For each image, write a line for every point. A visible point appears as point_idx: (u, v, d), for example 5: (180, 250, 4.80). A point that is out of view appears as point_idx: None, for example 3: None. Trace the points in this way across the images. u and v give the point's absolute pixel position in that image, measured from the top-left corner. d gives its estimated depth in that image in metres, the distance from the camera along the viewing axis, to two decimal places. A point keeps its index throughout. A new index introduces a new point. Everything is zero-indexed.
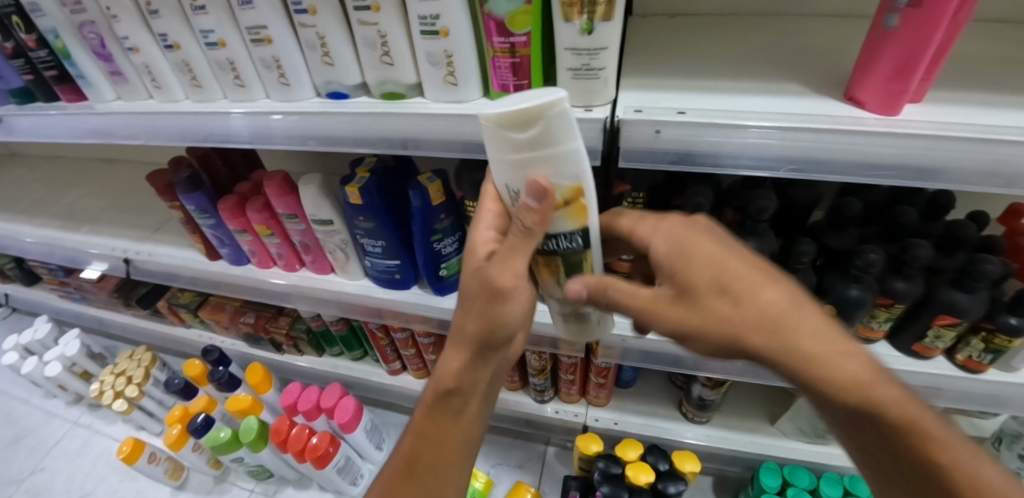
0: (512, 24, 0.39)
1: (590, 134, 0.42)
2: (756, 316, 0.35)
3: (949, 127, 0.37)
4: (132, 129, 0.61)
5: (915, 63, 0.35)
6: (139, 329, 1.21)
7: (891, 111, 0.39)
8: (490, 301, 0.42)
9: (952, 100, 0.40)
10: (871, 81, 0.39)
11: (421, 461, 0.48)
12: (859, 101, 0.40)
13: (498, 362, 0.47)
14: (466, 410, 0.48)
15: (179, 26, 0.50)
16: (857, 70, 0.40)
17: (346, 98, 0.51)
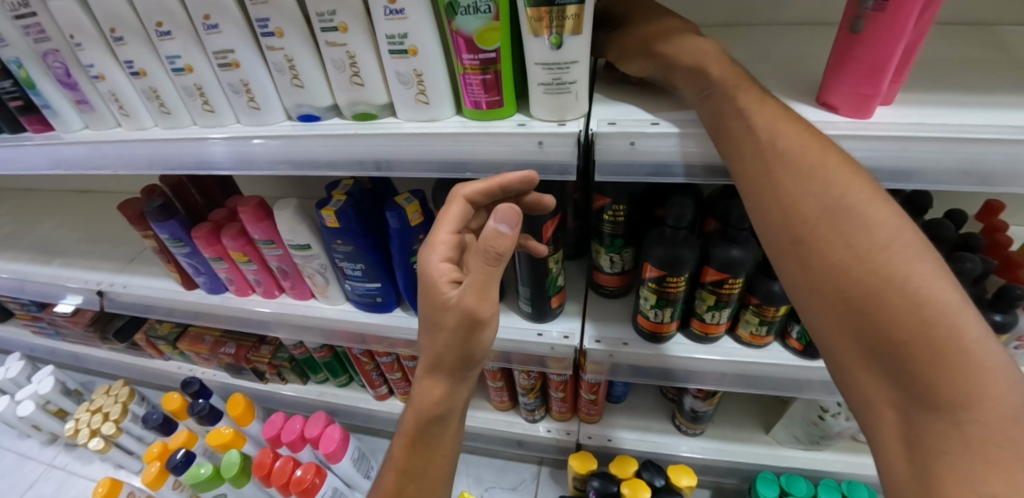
0: (481, 41, 0.38)
1: (565, 150, 0.41)
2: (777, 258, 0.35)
3: (923, 128, 0.37)
4: (101, 158, 0.59)
5: (884, 67, 0.36)
6: (116, 363, 1.17)
7: (863, 114, 0.39)
8: (467, 333, 0.41)
9: (923, 102, 0.40)
10: (842, 86, 0.39)
11: (406, 491, 0.48)
12: (832, 106, 0.41)
13: (475, 379, 0.48)
14: (447, 431, 0.49)
15: (145, 53, 0.49)
16: (828, 76, 0.40)
17: (317, 120, 0.50)
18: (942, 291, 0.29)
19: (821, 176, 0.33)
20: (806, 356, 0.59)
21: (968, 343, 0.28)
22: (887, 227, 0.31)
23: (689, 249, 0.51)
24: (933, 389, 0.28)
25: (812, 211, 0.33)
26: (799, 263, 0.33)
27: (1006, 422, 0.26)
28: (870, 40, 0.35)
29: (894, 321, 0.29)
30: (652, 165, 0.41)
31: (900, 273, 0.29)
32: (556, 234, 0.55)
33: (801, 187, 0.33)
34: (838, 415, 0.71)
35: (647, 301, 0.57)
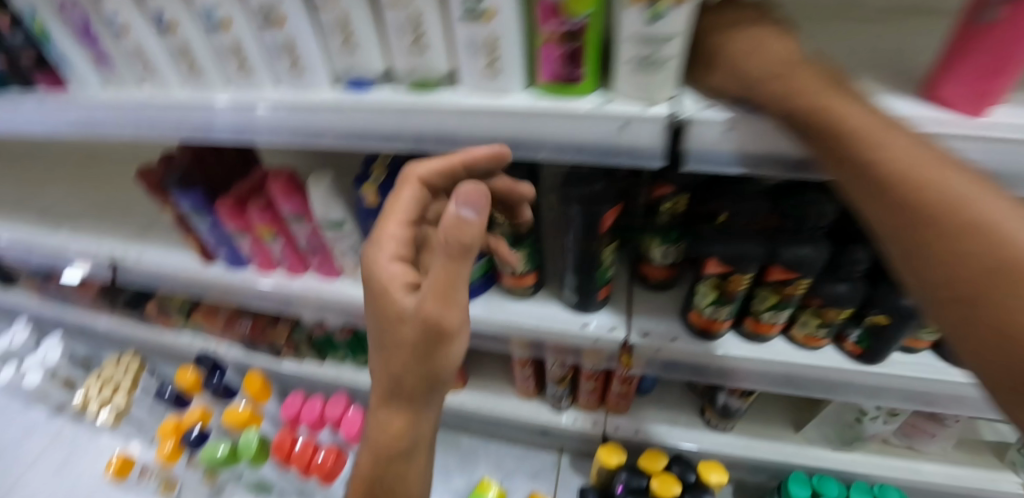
0: (571, 7, 0.34)
1: (651, 134, 0.37)
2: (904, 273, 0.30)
3: None
4: (124, 122, 0.55)
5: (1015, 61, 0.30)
6: (125, 333, 1.14)
7: (978, 112, 0.33)
8: (430, 348, 0.38)
9: None
10: (956, 79, 0.33)
11: None
12: (940, 101, 0.35)
13: (442, 402, 0.44)
14: (415, 465, 0.45)
15: (177, 5, 0.44)
16: (938, 66, 0.34)
17: (367, 88, 0.45)
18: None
19: (962, 215, 0.27)
20: (863, 359, 0.57)
21: None
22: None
23: (758, 245, 0.49)
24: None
25: (949, 258, 0.27)
26: (947, 314, 0.28)
27: None
28: (1010, 28, 0.29)
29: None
30: (747, 154, 0.37)
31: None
32: (614, 223, 0.52)
33: (929, 230, 0.28)
34: (877, 418, 0.71)
35: (705, 297, 0.54)
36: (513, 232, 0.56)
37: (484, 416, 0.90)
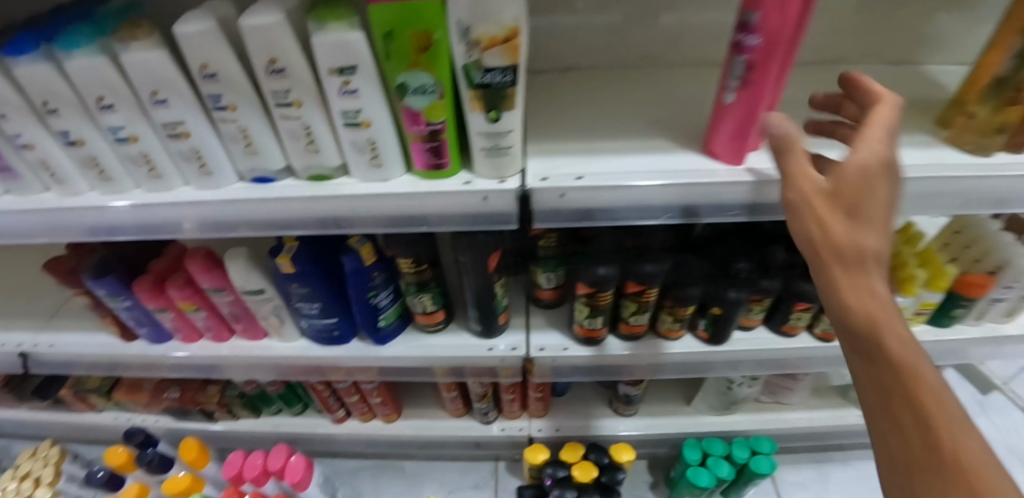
0: (429, 115, 0.44)
1: (506, 202, 0.49)
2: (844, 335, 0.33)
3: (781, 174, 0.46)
4: (31, 226, 0.57)
5: (748, 125, 0.47)
6: (34, 423, 1.08)
7: (737, 160, 0.50)
8: None
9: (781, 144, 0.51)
10: (721, 134, 0.49)
11: None
12: (715, 151, 0.51)
13: None
14: None
15: (84, 126, 0.49)
16: (710, 128, 0.51)
17: (272, 181, 0.53)
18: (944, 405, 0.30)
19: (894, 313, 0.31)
20: (712, 342, 0.72)
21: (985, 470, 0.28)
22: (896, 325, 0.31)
23: (612, 268, 0.61)
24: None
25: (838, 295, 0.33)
26: (866, 378, 0.33)
27: None
28: (741, 103, 0.46)
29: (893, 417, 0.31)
30: (580, 210, 0.49)
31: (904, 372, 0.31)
32: (500, 262, 0.62)
33: (829, 270, 0.33)
34: (742, 384, 0.88)
35: (582, 312, 0.65)
36: (419, 279, 0.62)
37: (425, 440, 0.97)
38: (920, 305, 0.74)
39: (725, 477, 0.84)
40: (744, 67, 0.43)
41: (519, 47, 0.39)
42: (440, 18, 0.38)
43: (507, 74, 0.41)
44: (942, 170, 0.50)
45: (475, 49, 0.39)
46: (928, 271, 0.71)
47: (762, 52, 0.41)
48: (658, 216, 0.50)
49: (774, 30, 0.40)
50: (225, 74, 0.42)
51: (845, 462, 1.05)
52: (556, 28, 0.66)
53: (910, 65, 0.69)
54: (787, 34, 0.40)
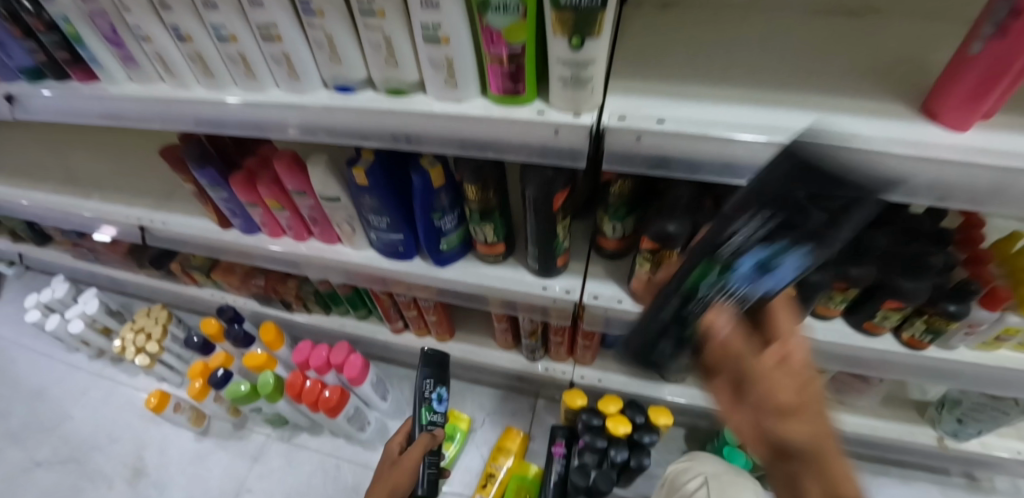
0: (510, 37, 0.43)
1: (577, 139, 0.47)
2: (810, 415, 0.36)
3: (900, 144, 0.43)
4: (154, 111, 0.67)
5: (1002, 74, 0.39)
6: (155, 288, 1.31)
7: (960, 127, 0.44)
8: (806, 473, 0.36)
9: (896, 113, 0.46)
10: (949, 98, 0.44)
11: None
12: (934, 116, 0.46)
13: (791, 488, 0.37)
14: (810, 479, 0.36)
15: (190, 20, 0.54)
16: (937, 87, 0.45)
17: (353, 91, 0.55)
18: (806, 390, 0.37)
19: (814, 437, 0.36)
20: None
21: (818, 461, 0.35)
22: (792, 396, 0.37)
23: (683, 226, 0.57)
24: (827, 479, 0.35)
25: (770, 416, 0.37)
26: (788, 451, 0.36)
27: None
28: (983, 62, 0.40)
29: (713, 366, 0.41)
30: (657, 157, 0.47)
31: (758, 361, 0.38)
32: (565, 203, 0.62)
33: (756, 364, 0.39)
34: (805, 376, 0.83)
35: (643, 268, 0.64)
36: (483, 207, 0.64)
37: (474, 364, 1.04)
38: None
39: (763, 463, 0.82)
40: (1008, 7, 0.37)
41: None
42: None
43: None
44: None
45: None
46: None
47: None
48: (740, 177, 0.45)
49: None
50: None
51: (904, 478, 0.98)
52: None
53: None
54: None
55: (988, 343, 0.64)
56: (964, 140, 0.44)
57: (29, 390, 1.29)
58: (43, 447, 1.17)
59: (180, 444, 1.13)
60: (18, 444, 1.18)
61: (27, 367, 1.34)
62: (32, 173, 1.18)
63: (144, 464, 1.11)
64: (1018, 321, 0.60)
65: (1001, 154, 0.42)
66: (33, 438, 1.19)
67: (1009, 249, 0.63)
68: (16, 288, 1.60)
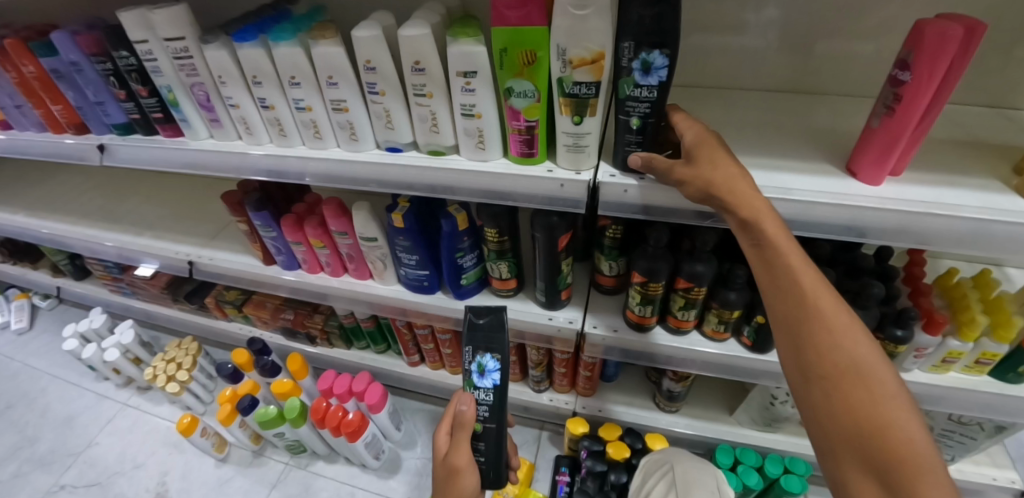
0: (527, 114, 0.57)
1: (579, 191, 0.60)
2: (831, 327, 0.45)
3: (823, 195, 0.58)
4: (227, 162, 0.80)
5: (895, 143, 0.55)
6: (186, 322, 1.41)
7: (874, 182, 0.59)
8: (848, 389, 0.43)
9: (824, 172, 0.62)
10: (864, 160, 0.59)
11: (847, 434, 0.42)
12: (855, 174, 0.61)
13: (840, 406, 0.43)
14: (850, 395, 0.43)
15: (276, 94, 0.69)
16: (855, 153, 0.61)
17: (400, 151, 0.69)
18: (855, 330, 0.45)
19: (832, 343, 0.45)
20: (754, 350, 0.77)
21: (866, 384, 0.43)
22: (840, 322, 0.46)
23: (666, 263, 0.69)
24: (860, 406, 0.42)
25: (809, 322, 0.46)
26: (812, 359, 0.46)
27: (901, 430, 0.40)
28: (883, 134, 0.55)
29: (779, 290, 0.48)
30: (641, 205, 0.60)
31: (815, 317, 0.46)
32: (568, 244, 0.74)
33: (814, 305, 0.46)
34: (786, 402, 0.89)
35: (635, 299, 0.75)
36: (499, 247, 0.76)
37: None
38: (981, 354, 0.72)
39: (753, 486, 0.88)
40: (894, 95, 0.53)
41: (604, 67, 0.52)
42: (544, 41, 0.51)
43: (592, 89, 0.53)
44: (982, 213, 0.53)
45: (568, 67, 0.52)
46: (993, 318, 0.69)
47: (913, 86, 0.50)
48: (706, 219, 0.59)
49: (925, 70, 0.49)
50: (380, 68, 0.60)
51: None
52: (694, 50, 0.80)
53: (990, 109, 0.74)
54: (939, 64, 0.48)
55: (938, 366, 0.75)
56: (872, 192, 0.58)
57: (58, 417, 1.35)
58: (69, 472, 1.23)
59: (202, 470, 1.19)
60: (45, 468, 1.24)
61: (57, 395, 1.41)
62: (87, 213, 1.31)
63: (165, 488, 1.16)
64: (958, 345, 0.71)
65: (897, 203, 0.56)
66: (59, 463, 1.25)
67: (950, 282, 0.76)
68: (47, 320, 1.69)
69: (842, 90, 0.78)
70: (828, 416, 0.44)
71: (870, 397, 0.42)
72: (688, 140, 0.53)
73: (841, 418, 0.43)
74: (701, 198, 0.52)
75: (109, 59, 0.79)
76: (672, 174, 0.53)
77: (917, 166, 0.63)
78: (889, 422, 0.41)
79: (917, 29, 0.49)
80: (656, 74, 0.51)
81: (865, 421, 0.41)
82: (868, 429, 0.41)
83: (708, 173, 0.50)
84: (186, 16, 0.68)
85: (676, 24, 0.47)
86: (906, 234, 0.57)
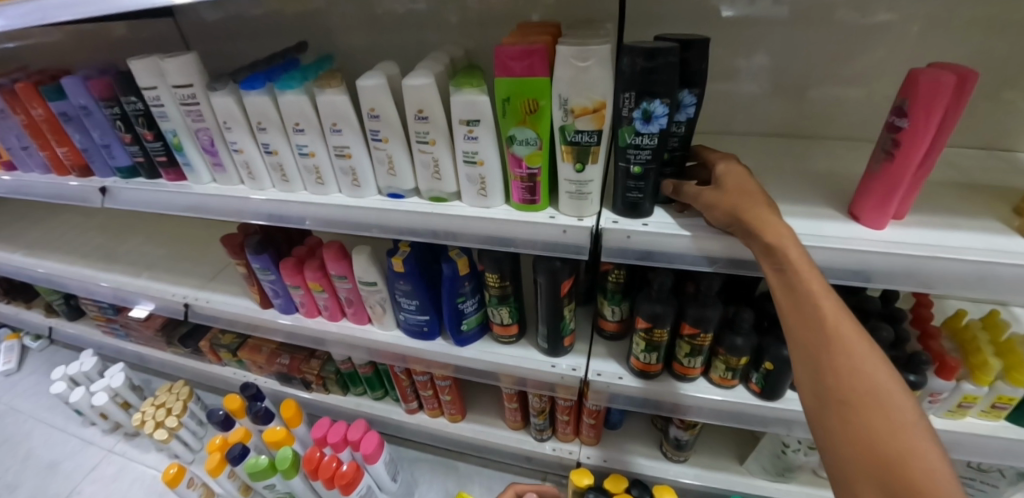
0: (530, 161, 0.58)
1: (581, 237, 0.60)
2: (848, 345, 0.42)
3: (828, 240, 0.58)
4: (228, 206, 0.80)
5: (896, 188, 0.55)
6: (178, 366, 1.37)
7: (878, 226, 0.59)
8: (872, 410, 0.39)
9: (825, 216, 0.62)
10: (865, 204, 0.59)
11: (866, 456, 0.38)
12: (857, 218, 0.60)
13: (856, 428, 0.39)
14: (870, 416, 0.39)
15: (280, 139, 0.70)
16: (856, 197, 0.60)
17: (402, 197, 0.69)
18: (876, 362, 0.41)
19: (852, 363, 0.41)
20: (764, 397, 0.74)
21: (894, 411, 0.39)
22: (862, 345, 0.42)
23: (670, 308, 0.68)
24: (876, 436, 0.38)
25: (827, 338, 0.43)
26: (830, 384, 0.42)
27: (927, 464, 0.36)
28: (882, 178, 0.56)
29: (797, 316, 0.46)
30: (642, 252, 0.60)
31: (832, 334, 0.43)
32: (571, 289, 0.72)
33: (817, 317, 0.44)
34: (799, 450, 0.85)
35: (639, 345, 0.73)
36: (501, 292, 0.75)
37: (484, 445, 1.08)
38: (997, 398, 0.69)
39: None
40: (893, 140, 0.54)
41: (605, 115, 0.52)
42: (546, 90, 0.52)
43: (594, 137, 0.53)
44: (989, 255, 0.53)
45: (570, 116, 0.52)
46: (1005, 361, 0.68)
47: (910, 131, 0.51)
48: (711, 264, 0.59)
49: (921, 115, 0.49)
50: (384, 115, 0.61)
51: None
52: None
53: (984, 151, 0.75)
54: (935, 111, 0.49)
55: (954, 411, 0.72)
56: (876, 236, 0.58)
57: (38, 465, 1.30)
58: None
59: None
60: None
61: (40, 441, 1.36)
62: (84, 253, 1.30)
63: None
64: (973, 389, 0.69)
65: (902, 247, 0.55)
66: None
67: (959, 324, 0.75)
68: (37, 360, 1.65)
69: (835, 135, 0.79)
70: (840, 439, 0.40)
71: (887, 425, 0.38)
72: (721, 173, 0.55)
73: (856, 446, 0.39)
74: (728, 223, 0.53)
75: (117, 104, 0.80)
76: (699, 200, 0.55)
77: (919, 209, 0.63)
78: (907, 442, 0.37)
79: (911, 77, 0.50)
80: (657, 122, 0.51)
81: (888, 452, 0.37)
82: (885, 459, 0.37)
83: (730, 201, 0.52)
84: (195, 64, 0.70)
85: (702, 70, 0.53)
86: (914, 278, 0.56)
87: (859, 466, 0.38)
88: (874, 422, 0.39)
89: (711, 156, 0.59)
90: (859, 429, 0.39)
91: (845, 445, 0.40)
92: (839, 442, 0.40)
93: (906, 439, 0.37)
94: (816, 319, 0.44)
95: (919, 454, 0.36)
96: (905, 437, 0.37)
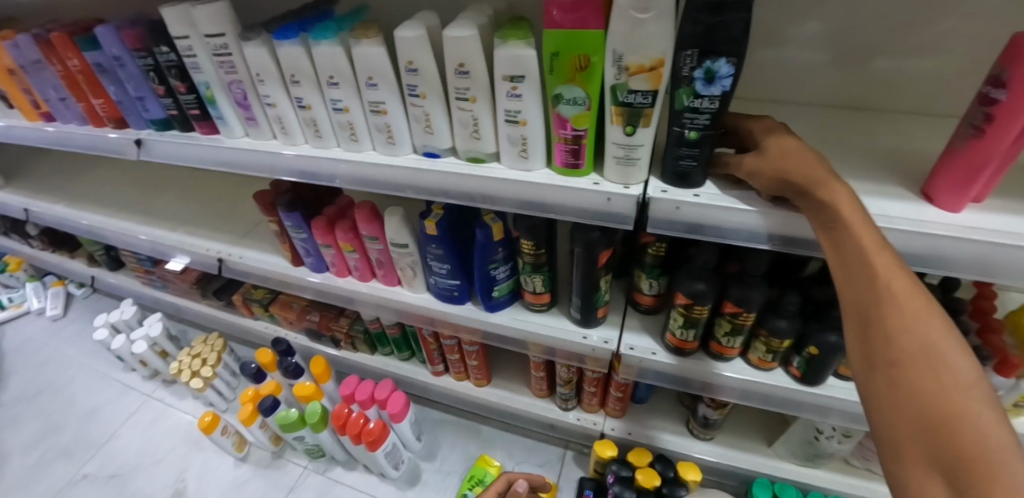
0: (576, 123, 0.54)
1: (627, 206, 0.57)
2: (900, 303, 0.38)
3: (897, 222, 0.53)
4: (261, 162, 0.79)
5: (981, 167, 0.50)
6: (213, 318, 1.42)
7: (953, 209, 0.53)
8: (922, 371, 0.36)
9: (894, 195, 0.57)
10: (942, 184, 0.54)
11: (910, 416, 0.35)
12: (931, 199, 0.55)
13: (901, 387, 0.36)
14: (919, 375, 0.36)
15: (313, 93, 0.68)
16: (932, 175, 0.55)
17: (437, 157, 0.67)
18: (933, 320, 0.37)
19: (903, 320, 0.38)
20: (804, 381, 0.71)
21: (949, 372, 0.35)
22: (915, 303, 0.38)
23: (711, 285, 0.64)
24: (924, 394, 0.35)
25: (877, 295, 0.40)
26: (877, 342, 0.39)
27: (982, 429, 0.32)
28: (965, 156, 0.50)
29: (848, 274, 0.42)
30: (690, 225, 0.56)
31: (883, 290, 0.39)
32: (608, 260, 0.69)
33: (868, 274, 0.41)
34: (833, 438, 0.83)
35: (676, 322, 0.70)
36: (535, 260, 0.73)
37: (507, 411, 1.09)
38: None
39: None
40: (984, 114, 0.47)
41: (663, 74, 0.48)
42: (599, 45, 0.48)
43: (648, 98, 0.49)
44: None
45: (624, 74, 0.48)
46: None
47: (1009, 105, 0.45)
48: (765, 241, 0.55)
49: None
50: (422, 70, 0.57)
51: None
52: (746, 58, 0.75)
53: None
54: None
55: (1007, 409, 0.68)
56: (951, 219, 0.53)
57: (85, 406, 1.38)
58: (92, 460, 1.25)
59: (219, 469, 1.19)
60: (67, 457, 1.26)
61: (86, 383, 1.44)
62: (122, 206, 1.33)
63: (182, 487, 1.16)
64: None
65: (983, 234, 0.50)
66: (82, 452, 1.26)
67: None
68: (82, 307, 1.73)
69: (905, 108, 0.72)
70: (885, 400, 0.37)
71: (937, 387, 0.35)
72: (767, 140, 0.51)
73: (901, 406, 0.36)
74: (776, 187, 0.50)
75: (150, 54, 0.79)
76: (741, 168, 0.52)
77: (1001, 191, 0.57)
78: (955, 403, 0.33)
79: (1016, 42, 0.43)
80: (719, 84, 0.47)
81: (935, 411, 0.34)
82: (932, 418, 0.34)
83: (779, 161, 0.49)
84: (228, 12, 0.67)
85: None
86: (990, 267, 0.51)
87: (904, 427, 0.35)
88: (922, 382, 0.35)
89: (754, 125, 0.54)
90: (905, 387, 0.36)
91: (889, 407, 0.37)
92: (885, 402, 0.37)
93: (956, 399, 0.33)
94: (865, 277, 0.41)
95: (972, 417, 0.32)
96: (956, 398, 0.34)
